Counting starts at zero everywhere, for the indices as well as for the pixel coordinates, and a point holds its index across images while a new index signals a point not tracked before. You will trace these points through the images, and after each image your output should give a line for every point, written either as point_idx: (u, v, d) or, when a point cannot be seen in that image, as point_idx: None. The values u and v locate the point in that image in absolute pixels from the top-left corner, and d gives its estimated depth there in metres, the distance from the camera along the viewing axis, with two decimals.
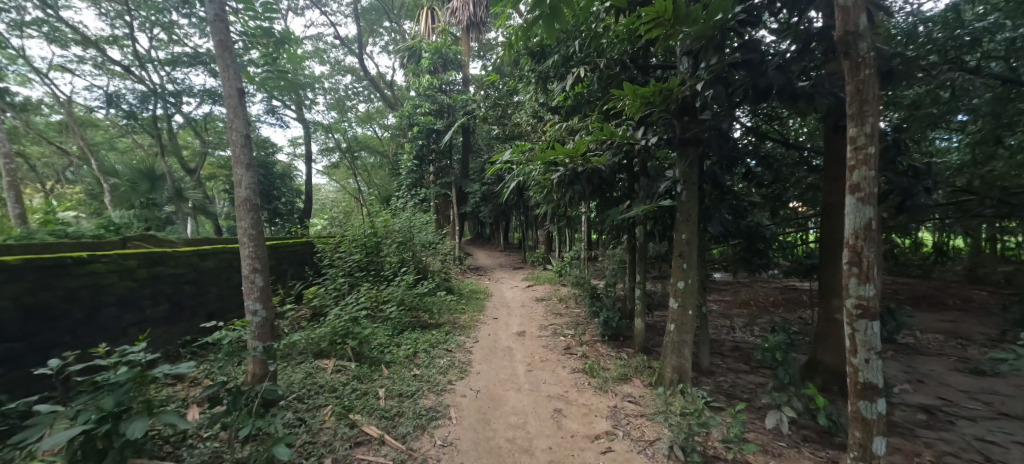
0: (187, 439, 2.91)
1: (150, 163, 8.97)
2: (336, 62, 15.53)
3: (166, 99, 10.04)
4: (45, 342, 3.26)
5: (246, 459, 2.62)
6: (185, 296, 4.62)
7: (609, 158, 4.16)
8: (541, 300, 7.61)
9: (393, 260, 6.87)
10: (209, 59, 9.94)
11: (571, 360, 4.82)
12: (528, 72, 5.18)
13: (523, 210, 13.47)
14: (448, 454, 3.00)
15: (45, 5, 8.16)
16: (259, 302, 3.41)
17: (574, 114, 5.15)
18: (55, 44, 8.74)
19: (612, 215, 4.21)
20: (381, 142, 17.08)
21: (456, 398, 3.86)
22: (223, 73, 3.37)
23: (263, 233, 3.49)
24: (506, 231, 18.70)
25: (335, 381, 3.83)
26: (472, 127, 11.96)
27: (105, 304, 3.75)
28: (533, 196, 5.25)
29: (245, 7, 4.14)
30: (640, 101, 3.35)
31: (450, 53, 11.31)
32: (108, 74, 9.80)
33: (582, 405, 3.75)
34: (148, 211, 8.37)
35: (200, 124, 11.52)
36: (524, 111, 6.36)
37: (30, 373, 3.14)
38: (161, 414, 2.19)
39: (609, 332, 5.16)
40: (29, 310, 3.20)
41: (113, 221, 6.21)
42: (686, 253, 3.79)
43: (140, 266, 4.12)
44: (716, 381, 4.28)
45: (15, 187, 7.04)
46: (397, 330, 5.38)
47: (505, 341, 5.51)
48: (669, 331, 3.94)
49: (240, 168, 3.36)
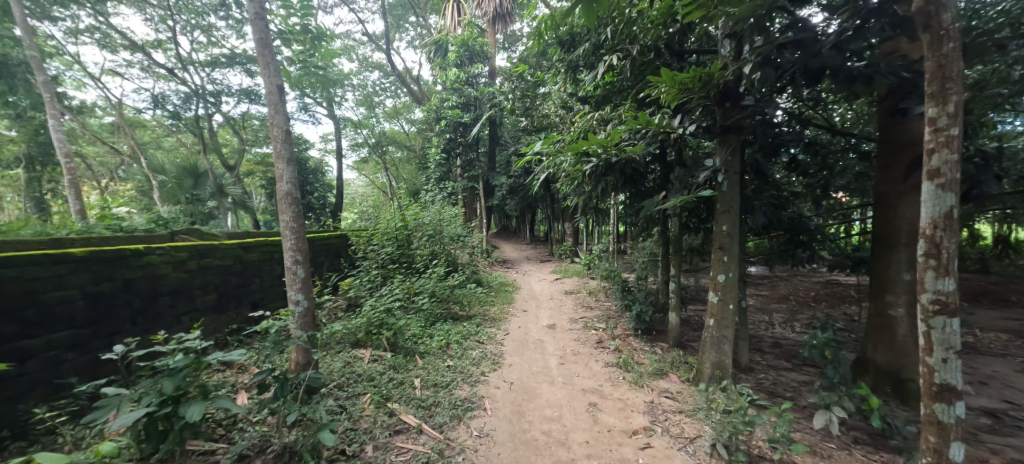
0: (238, 422, 3.02)
1: (194, 160, 9.48)
2: (364, 58, 15.76)
3: (207, 99, 10.52)
4: (108, 329, 3.47)
5: (293, 444, 2.72)
6: (231, 287, 4.85)
7: (645, 147, 4.01)
8: (570, 293, 7.56)
9: (424, 253, 6.97)
10: (245, 60, 10.32)
11: (604, 354, 4.75)
12: (556, 61, 5.03)
13: (550, 203, 13.40)
14: (485, 444, 3.03)
15: (96, 13, 8.64)
16: (301, 292, 3.53)
17: (605, 105, 4.99)
18: (106, 49, 9.32)
19: (647, 206, 4.08)
20: (407, 137, 17.31)
21: (491, 389, 3.88)
22: (264, 70, 3.46)
23: (304, 226, 3.60)
24: (532, 224, 18.65)
25: (372, 370, 3.91)
26: (498, 119, 11.92)
27: (160, 294, 3.97)
28: (563, 190, 5.16)
29: (284, 5, 4.24)
30: (678, 88, 3.23)
31: (477, 45, 11.29)
32: (153, 76, 10.34)
33: (617, 400, 3.69)
34: (193, 207, 8.87)
35: (239, 122, 12.04)
36: (553, 102, 6.23)
37: (96, 357, 3.35)
38: (215, 398, 2.31)
39: (642, 326, 5.05)
40: (94, 299, 3.40)
41: (161, 216, 6.57)
42: (727, 245, 3.64)
43: (191, 257, 4.34)
44: (756, 379, 4.12)
45: (75, 185, 7.53)
46: (429, 321, 5.47)
47: (536, 334, 5.50)
48: (709, 325, 3.80)
49: (281, 163, 3.48)
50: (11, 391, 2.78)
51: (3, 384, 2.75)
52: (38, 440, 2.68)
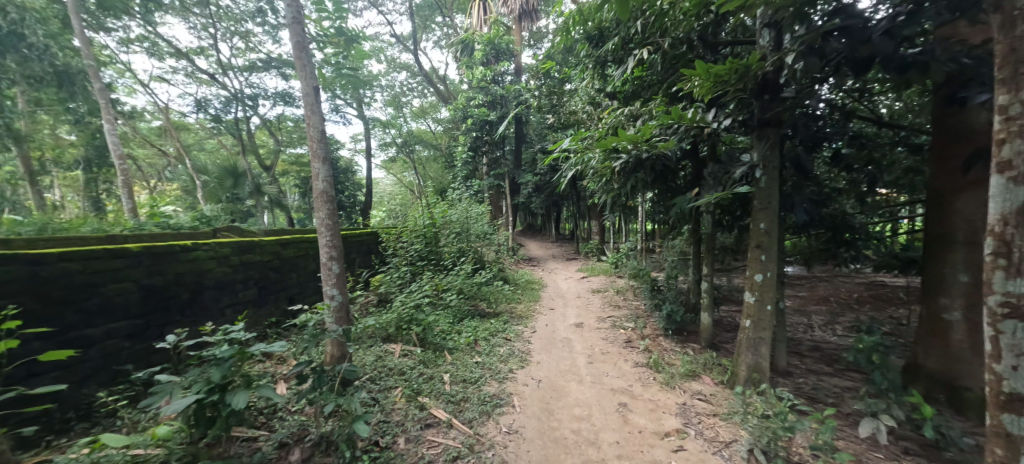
0: (278, 411, 3.15)
1: (234, 161, 9.96)
2: (392, 60, 16.07)
3: (245, 102, 11.02)
4: (160, 320, 3.69)
5: (330, 433, 2.82)
6: (270, 281, 5.09)
7: (677, 143, 3.91)
8: (598, 291, 7.48)
9: (451, 250, 7.07)
10: (280, 64, 10.73)
11: (634, 353, 4.68)
12: (583, 57, 4.96)
13: (576, 200, 13.29)
14: (515, 441, 3.05)
15: (145, 23, 9.20)
16: (336, 287, 3.65)
17: (634, 100, 4.90)
18: (154, 57, 9.91)
19: (679, 203, 3.98)
20: (434, 136, 17.57)
21: (519, 386, 3.90)
22: (301, 72, 3.59)
23: (338, 223, 3.71)
24: (558, 222, 18.55)
25: (402, 364, 4.00)
26: (524, 117, 11.90)
27: (206, 287, 4.19)
28: (591, 187, 5.11)
29: (319, 9, 4.38)
30: (712, 81, 3.12)
31: (503, 43, 11.30)
32: (196, 81, 10.92)
33: (648, 400, 3.63)
34: (233, 205, 9.33)
35: (274, 124, 12.55)
36: (580, 99, 6.16)
37: (150, 346, 3.57)
38: (258, 387, 2.42)
39: (673, 326, 4.94)
40: (148, 291, 3.61)
41: (205, 214, 6.94)
42: (764, 243, 3.50)
43: (233, 253, 4.57)
44: (794, 383, 3.96)
45: (128, 186, 8.06)
46: (457, 318, 5.54)
47: (564, 332, 5.48)
48: (745, 326, 3.68)
49: (318, 162, 3.60)
50: (76, 377, 2.97)
51: (69, 370, 2.93)
52: (100, 422, 2.89)
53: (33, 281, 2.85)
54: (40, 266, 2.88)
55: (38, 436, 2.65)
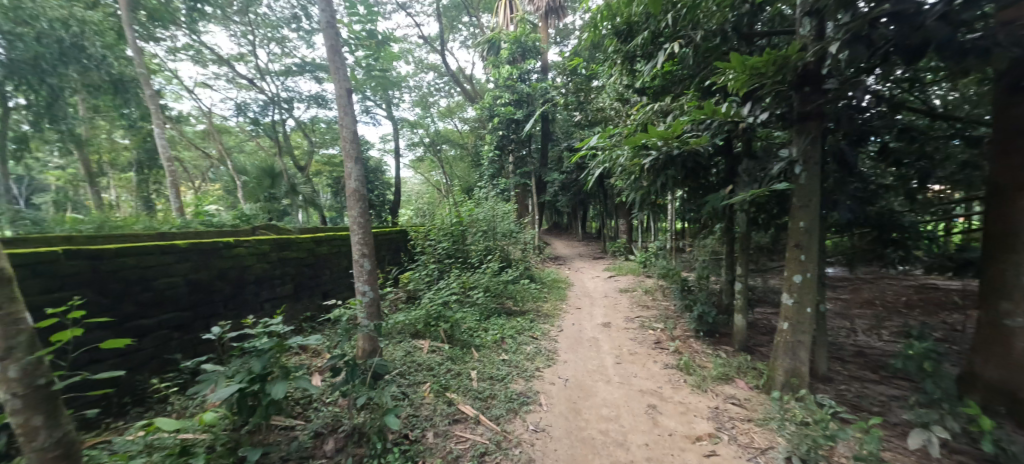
0: (313, 402, 3.28)
1: (272, 162, 10.43)
2: (420, 61, 16.34)
3: (281, 105, 11.50)
4: (206, 312, 3.91)
5: (362, 425, 2.91)
6: (304, 277, 5.31)
7: (709, 139, 3.80)
8: (626, 291, 7.37)
9: (478, 248, 7.14)
10: (313, 67, 11.12)
11: (663, 355, 4.58)
12: (611, 52, 4.87)
13: (604, 198, 13.12)
14: (542, 439, 3.05)
15: (190, 32, 9.76)
16: (368, 283, 3.76)
17: (664, 95, 4.78)
18: (199, 64, 10.50)
19: (712, 201, 3.86)
20: (460, 135, 17.75)
21: (546, 385, 3.90)
22: (335, 75, 3.71)
23: (370, 222, 3.82)
24: (584, 220, 18.37)
25: (431, 360, 4.08)
26: (551, 114, 11.82)
27: (247, 282, 4.42)
28: (619, 185, 5.02)
29: (352, 12, 4.51)
30: (749, 73, 3.00)
31: (529, 41, 11.27)
32: (237, 86, 11.49)
33: (679, 403, 3.55)
34: (270, 204, 9.77)
35: (308, 126, 13.05)
36: (608, 95, 6.08)
37: (197, 337, 3.79)
38: (296, 379, 2.53)
39: (705, 328, 4.80)
40: (195, 285, 3.83)
41: (245, 212, 7.30)
42: (804, 242, 3.35)
43: (271, 250, 4.79)
44: (836, 390, 3.76)
45: (175, 186, 8.58)
46: (484, 315, 5.61)
47: (591, 332, 5.43)
48: (782, 329, 3.53)
49: (351, 162, 3.71)
50: (132, 363, 3.18)
51: (126, 357, 3.15)
52: (153, 406, 3.10)
53: (94, 274, 3.05)
54: (99, 260, 3.07)
55: (100, 418, 2.86)
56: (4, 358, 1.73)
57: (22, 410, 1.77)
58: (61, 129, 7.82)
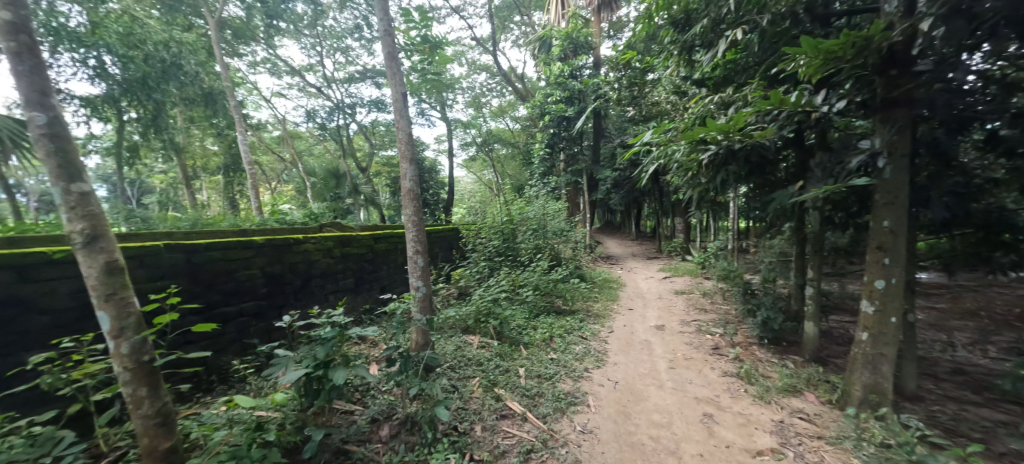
0: (371, 389, 3.49)
1: (338, 165, 11.24)
2: (473, 62, 16.71)
3: (345, 110, 12.35)
4: (279, 302, 4.32)
5: (415, 414, 3.07)
6: (363, 271, 5.68)
7: (776, 131, 3.50)
8: (681, 293, 7.04)
9: (528, 247, 7.20)
10: (374, 74, 11.80)
11: (722, 361, 4.32)
12: (667, 44, 4.65)
13: (659, 196, 12.60)
14: (589, 441, 3.02)
15: (268, 47, 10.80)
16: (421, 279, 3.93)
17: (725, 86, 4.49)
18: (275, 75, 11.58)
19: (778, 199, 3.56)
20: (511, 134, 17.92)
21: (595, 386, 3.84)
22: (391, 80, 3.91)
23: (423, 220, 3.99)
24: (638, 218, 17.75)
25: (480, 356, 4.18)
26: (603, 110, 11.53)
27: (314, 275, 4.82)
28: (674, 182, 4.80)
29: (408, 20, 4.73)
30: (822, 58, 2.72)
31: (581, 36, 11.08)
32: (307, 95, 12.51)
33: (737, 414, 3.33)
34: (336, 203, 10.54)
35: (370, 129, 13.88)
36: (665, 88, 5.82)
37: (272, 325, 4.20)
38: (354, 367, 2.72)
39: (769, 335, 4.46)
40: (270, 277, 4.25)
41: (314, 211, 7.94)
42: (889, 244, 2.99)
43: (334, 246, 5.18)
44: (928, 411, 3.32)
45: (256, 187, 9.53)
46: (533, 314, 5.64)
47: (643, 334, 5.26)
48: (861, 340, 3.18)
49: (405, 163, 3.90)
50: (218, 346, 3.60)
51: (213, 340, 3.56)
52: (235, 385, 3.48)
53: (190, 266, 3.48)
54: (193, 254, 3.49)
55: (192, 392, 3.27)
56: (119, 335, 2.04)
57: (131, 381, 2.08)
58: (164, 138, 8.96)
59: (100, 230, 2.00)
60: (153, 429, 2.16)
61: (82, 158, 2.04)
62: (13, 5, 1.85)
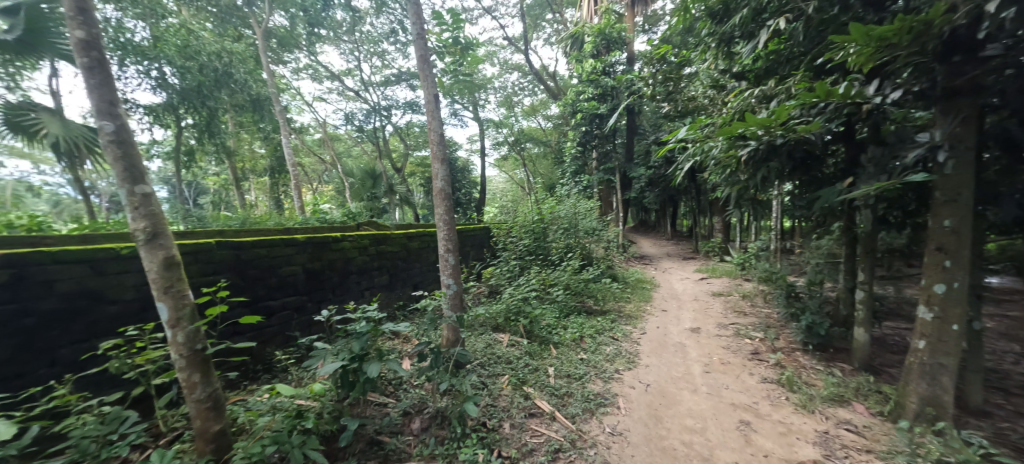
0: (403, 383, 3.59)
1: (374, 166, 11.64)
2: (505, 62, 16.77)
3: (381, 113, 12.76)
4: (318, 297, 4.54)
5: (445, 409, 3.14)
6: (397, 269, 5.86)
7: (822, 125, 3.29)
8: (719, 295, 6.75)
9: (559, 246, 7.16)
10: (408, 76, 12.12)
11: (761, 367, 4.12)
12: (704, 36, 4.48)
13: (696, 194, 12.14)
14: (618, 443, 2.97)
15: (310, 54, 11.35)
16: (452, 277, 4.00)
17: (768, 79, 4.26)
18: (317, 81, 12.16)
19: (825, 197, 3.34)
20: (543, 133, 17.87)
21: (625, 388, 3.77)
22: (424, 83, 4.00)
23: (454, 219, 4.06)
24: (674, 218, 17.18)
25: (510, 354, 4.21)
26: (638, 106, 11.25)
27: (351, 272, 5.03)
28: (712, 180, 4.61)
29: (440, 22, 4.81)
30: (874, 46, 2.52)
31: (615, 32, 10.86)
32: (346, 99, 13.03)
33: (777, 422, 3.16)
34: (372, 203, 10.92)
35: (405, 131, 14.27)
36: (702, 83, 5.60)
37: (312, 318, 4.42)
38: (387, 361, 2.81)
39: (815, 341, 4.19)
40: (311, 273, 4.47)
41: (352, 211, 8.27)
42: (951, 245, 2.74)
43: (370, 244, 5.37)
44: (999, 429, 3.01)
45: (299, 188, 10.04)
46: (563, 313, 5.61)
47: (677, 336, 5.09)
48: (918, 349, 2.93)
49: (437, 164, 3.98)
50: (263, 337, 3.83)
51: (259, 332, 3.80)
52: (278, 374, 3.69)
53: (239, 262, 3.72)
54: (241, 251, 3.74)
55: (240, 380, 3.51)
56: (176, 325, 2.22)
57: (186, 367, 2.26)
58: (217, 142, 9.63)
59: (160, 228, 2.18)
60: (205, 412, 2.33)
61: (144, 161, 2.22)
62: (85, 24, 2.05)
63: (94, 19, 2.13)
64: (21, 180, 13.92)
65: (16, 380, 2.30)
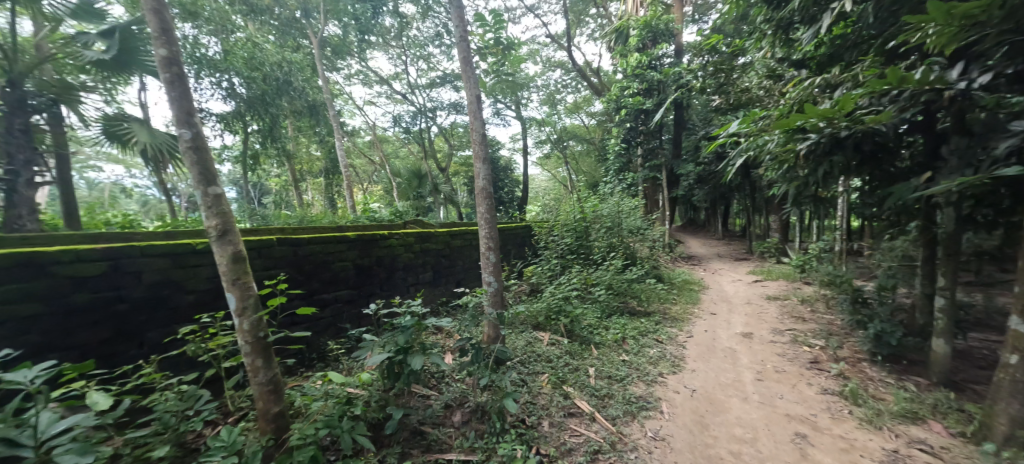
0: (445, 377, 3.70)
1: (420, 166, 12.06)
2: (547, 60, 16.69)
3: (427, 114, 13.18)
4: (367, 291, 4.79)
5: (485, 404, 3.20)
6: (440, 265, 6.05)
7: (894, 115, 2.97)
8: (775, 298, 6.30)
9: (601, 245, 7.03)
10: (452, 78, 12.41)
11: (821, 377, 3.80)
12: (759, 23, 4.20)
13: (751, 192, 11.40)
14: (661, 448, 2.88)
15: (361, 60, 11.97)
16: (492, 275, 4.06)
17: (832, 66, 3.91)
18: (367, 86, 12.80)
19: (900, 193, 3.01)
20: (587, 130, 17.62)
21: (669, 393, 3.64)
22: (467, 84, 4.09)
23: (495, 217, 4.11)
24: (726, 216, 16.25)
25: (550, 352, 4.21)
26: (686, 100, 10.76)
27: (397, 268, 5.26)
28: (767, 176, 4.31)
29: (482, 23, 4.89)
30: (958, 25, 2.24)
31: (662, 23, 10.46)
32: (394, 102, 13.60)
33: (839, 437, 2.91)
34: (418, 202, 11.33)
35: (449, 131, 14.63)
36: (756, 73, 5.26)
37: (361, 311, 4.68)
38: (430, 355, 2.91)
39: (886, 352, 3.80)
40: (360, 269, 4.73)
41: (399, 210, 8.63)
42: None
43: (415, 241, 5.58)
44: None
45: (350, 188, 10.63)
46: (605, 313, 5.51)
47: (726, 341, 4.83)
48: (1010, 365, 2.58)
49: (479, 163, 4.05)
50: (318, 328, 4.11)
51: (314, 322, 4.08)
52: (331, 363, 3.95)
53: (297, 257, 4.02)
54: (299, 247, 4.03)
55: (298, 366, 3.79)
56: (243, 313, 2.44)
57: (250, 353, 2.48)
58: (279, 147, 10.44)
59: (228, 225, 2.40)
60: (267, 395, 2.54)
61: (215, 164, 2.46)
62: (168, 42, 2.30)
63: (174, 37, 2.38)
64: (119, 183, 15.90)
65: (112, 357, 2.65)
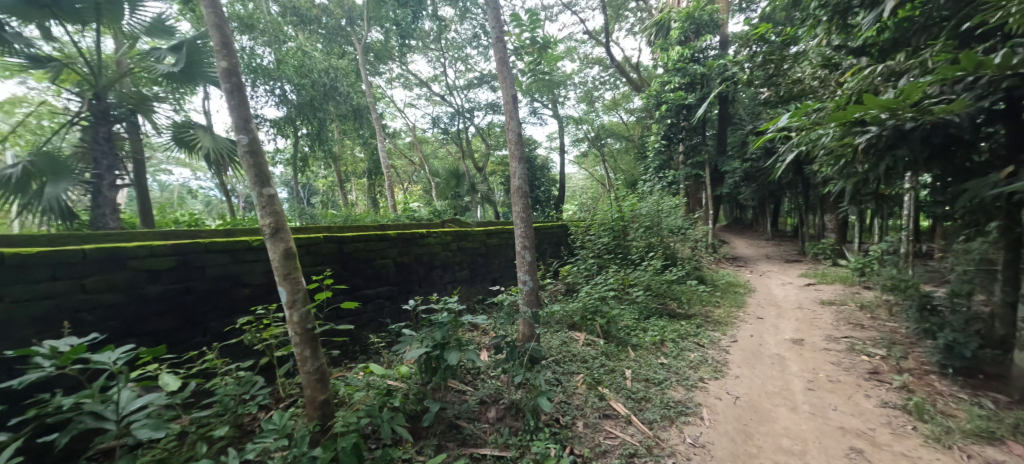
0: (481, 373, 3.78)
1: (458, 166, 12.33)
2: (585, 56, 16.47)
3: (464, 115, 13.44)
4: (407, 288, 4.98)
5: (520, 401, 3.24)
6: (476, 263, 6.16)
7: (967, 104, 2.70)
8: (830, 303, 5.87)
9: (640, 245, 6.86)
10: (489, 78, 12.57)
11: (882, 389, 3.52)
12: (813, 9, 3.95)
13: (804, 189, 10.68)
14: (699, 455, 2.79)
15: (402, 64, 12.40)
16: (528, 274, 4.08)
17: (897, 52, 3.60)
18: (408, 89, 13.25)
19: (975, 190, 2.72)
20: (625, 127, 17.20)
21: (709, 398, 3.51)
22: (503, 84, 4.14)
23: (530, 216, 4.14)
24: (777, 216, 15.29)
25: (585, 353, 4.18)
26: (732, 93, 10.25)
27: (435, 266, 5.42)
28: (821, 172, 4.03)
29: (518, 23, 4.93)
30: None
31: (705, 14, 10.03)
32: (433, 104, 13.97)
33: (900, 454, 2.69)
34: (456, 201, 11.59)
35: (486, 131, 14.83)
36: (809, 63, 4.93)
37: (401, 307, 4.87)
38: (465, 351, 2.98)
39: (960, 365, 3.45)
40: (400, 266, 4.93)
41: (438, 209, 8.87)
42: None
43: (452, 240, 5.73)
44: None
45: (392, 188, 11.05)
46: (643, 315, 5.39)
47: (774, 347, 4.56)
48: None
49: (515, 162, 4.09)
50: (361, 322, 4.33)
51: (357, 317, 4.30)
52: (373, 355, 4.15)
53: (342, 254, 4.26)
54: (344, 244, 4.26)
55: (343, 357, 4.02)
56: (293, 306, 2.62)
57: (300, 343, 2.66)
58: (327, 149, 11.06)
59: (281, 224, 2.60)
60: (315, 383, 2.72)
61: (269, 167, 2.66)
62: (228, 56, 2.53)
63: (234, 51, 2.61)
64: (188, 185, 17.44)
65: (180, 344, 2.94)
